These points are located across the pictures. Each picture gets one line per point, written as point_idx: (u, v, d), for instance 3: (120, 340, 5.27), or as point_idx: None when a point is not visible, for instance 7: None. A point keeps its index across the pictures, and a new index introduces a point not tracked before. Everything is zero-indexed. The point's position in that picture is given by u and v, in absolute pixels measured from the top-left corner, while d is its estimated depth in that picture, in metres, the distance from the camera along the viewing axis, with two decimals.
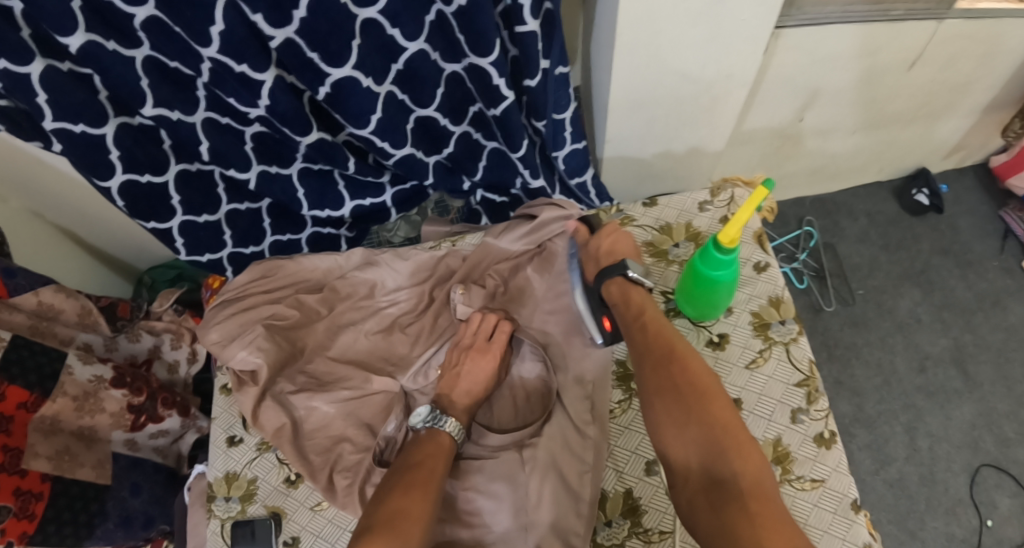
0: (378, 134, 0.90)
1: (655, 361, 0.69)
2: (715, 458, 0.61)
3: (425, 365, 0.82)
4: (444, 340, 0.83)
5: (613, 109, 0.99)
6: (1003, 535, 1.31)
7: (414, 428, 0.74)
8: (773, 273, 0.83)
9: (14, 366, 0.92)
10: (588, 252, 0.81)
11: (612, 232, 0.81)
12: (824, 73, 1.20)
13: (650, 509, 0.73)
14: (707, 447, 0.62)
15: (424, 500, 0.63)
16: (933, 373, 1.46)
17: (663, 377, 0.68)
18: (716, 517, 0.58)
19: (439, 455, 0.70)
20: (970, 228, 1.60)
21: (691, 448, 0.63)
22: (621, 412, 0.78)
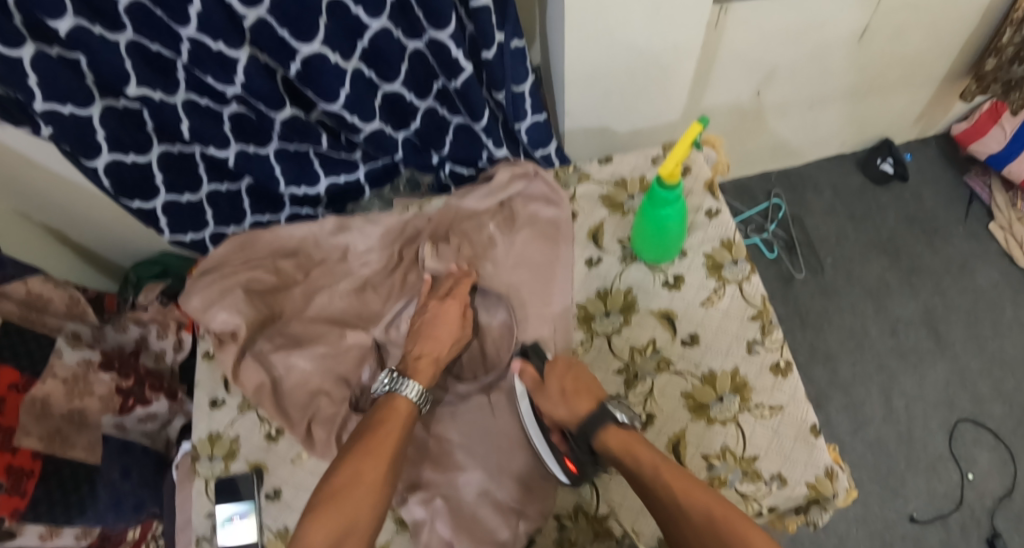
0: (348, 108, 0.93)
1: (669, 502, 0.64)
2: None
3: (397, 316, 0.87)
4: (412, 295, 0.87)
5: (569, 82, 1.04)
6: (983, 488, 1.34)
7: (376, 395, 0.75)
8: (724, 218, 0.88)
9: (8, 350, 0.96)
10: (549, 396, 0.75)
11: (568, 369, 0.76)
12: (775, 49, 1.21)
13: None
14: None
15: (377, 462, 0.66)
16: (905, 334, 1.48)
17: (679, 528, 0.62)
18: None
19: (395, 420, 0.71)
20: (933, 197, 1.61)
21: None
22: (584, 351, 0.82)
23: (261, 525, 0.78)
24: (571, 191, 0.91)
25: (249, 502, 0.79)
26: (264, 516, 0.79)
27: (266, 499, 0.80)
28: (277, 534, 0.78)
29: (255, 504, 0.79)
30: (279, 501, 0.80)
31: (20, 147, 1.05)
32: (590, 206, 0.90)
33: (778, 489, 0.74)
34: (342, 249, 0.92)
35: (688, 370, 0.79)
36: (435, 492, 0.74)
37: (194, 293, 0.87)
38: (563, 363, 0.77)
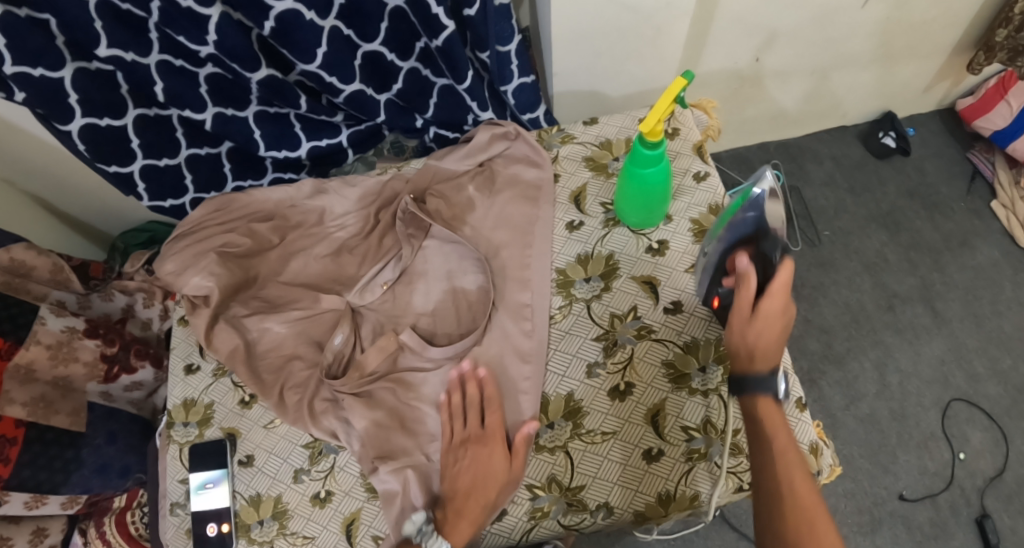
0: (326, 69, 0.90)
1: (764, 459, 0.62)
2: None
3: (372, 280, 0.84)
4: (389, 258, 0.85)
5: (556, 43, 1.00)
6: (975, 468, 1.32)
7: (408, 537, 0.68)
8: (712, 182, 0.85)
9: (4, 321, 0.96)
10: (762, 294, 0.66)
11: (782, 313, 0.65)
12: (773, 11, 1.17)
13: (591, 411, 0.74)
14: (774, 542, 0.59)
15: None
16: (901, 310, 1.45)
17: (774, 503, 0.59)
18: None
19: None
20: (936, 170, 1.57)
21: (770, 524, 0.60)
22: (562, 317, 0.79)
23: (232, 492, 0.77)
24: (554, 152, 0.89)
25: (223, 468, 0.78)
26: (236, 483, 0.78)
27: (238, 464, 0.79)
28: (250, 501, 0.77)
29: (228, 469, 0.78)
30: (252, 466, 0.78)
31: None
32: (573, 168, 0.87)
33: None
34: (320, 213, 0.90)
35: (670, 338, 0.77)
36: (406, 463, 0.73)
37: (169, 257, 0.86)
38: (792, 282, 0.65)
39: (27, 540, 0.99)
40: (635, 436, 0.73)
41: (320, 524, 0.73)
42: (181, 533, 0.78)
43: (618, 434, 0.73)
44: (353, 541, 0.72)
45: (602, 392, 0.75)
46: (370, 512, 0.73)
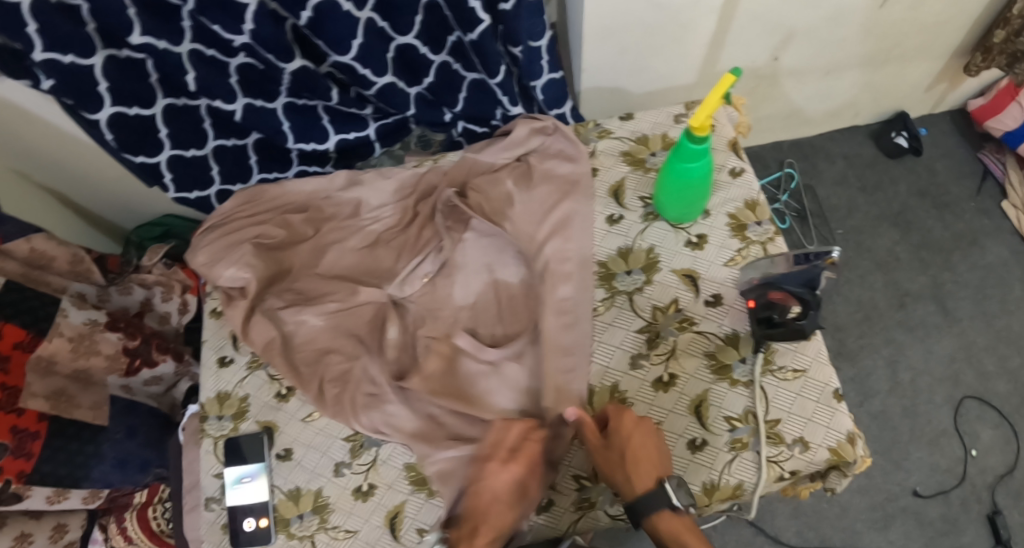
0: (359, 61, 0.89)
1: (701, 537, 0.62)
2: None
3: (412, 273, 0.84)
4: (428, 251, 0.84)
5: (586, 38, 1.00)
6: (986, 465, 1.34)
7: None
8: (748, 177, 0.86)
9: (17, 309, 0.93)
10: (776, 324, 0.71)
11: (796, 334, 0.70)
12: (795, 12, 1.17)
13: (636, 401, 0.75)
14: None
15: None
16: (913, 308, 1.47)
17: None
18: None
19: None
20: (946, 170, 1.59)
21: None
22: (604, 310, 0.80)
23: (270, 486, 0.76)
24: (591, 146, 0.89)
25: (261, 462, 0.77)
26: (274, 477, 0.77)
27: (276, 458, 0.78)
28: (288, 495, 0.76)
29: (266, 463, 0.78)
30: (290, 460, 0.78)
31: (14, 100, 1.00)
32: (611, 162, 0.88)
33: (801, 453, 0.72)
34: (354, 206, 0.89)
35: (711, 331, 0.77)
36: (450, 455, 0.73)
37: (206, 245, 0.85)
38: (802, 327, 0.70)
39: (46, 537, 0.98)
40: (680, 427, 0.73)
41: (363, 517, 0.73)
42: (217, 528, 0.77)
43: (662, 423, 0.73)
44: (397, 535, 0.71)
45: (647, 383, 0.76)
46: (415, 504, 0.73)
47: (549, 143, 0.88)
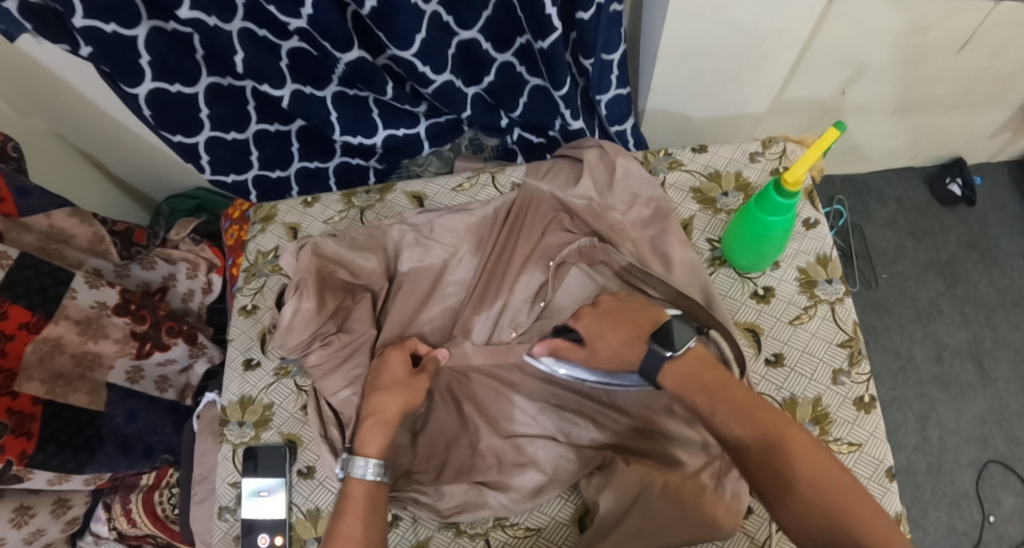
0: (420, 58, 0.83)
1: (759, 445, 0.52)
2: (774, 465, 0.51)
3: (498, 322, 0.77)
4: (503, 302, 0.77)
5: (659, 59, 0.94)
6: (1004, 533, 1.23)
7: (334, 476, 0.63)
8: (822, 231, 0.81)
9: (14, 287, 0.84)
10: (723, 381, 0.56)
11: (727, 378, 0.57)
12: (869, 48, 1.03)
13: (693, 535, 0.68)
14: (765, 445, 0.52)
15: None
16: (950, 364, 1.35)
17: (771, 464, 0.51)
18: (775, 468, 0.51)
19: (354, 510, 0.59)
20: (999, 224, 1.46)
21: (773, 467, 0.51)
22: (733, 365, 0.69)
23: (289, 503, 0.73)
24: (660, 178, 0.85)
25: (281, 477, 0.74)
26: (293, 494, 0.74)
27: (298, 475, 0.75)
28: (306, 515, 0.73)
29: (287, 479, 0.74)
30: (312, 479, 0.74)
31: (55, 71, 0.96)
32: (680, 198, 0.83)
33: None
34: (421, 226, 0.81)
35: (768, 392, 0.74)
36: (475, 480, 0.70)
37: (298, 298, 0.73)
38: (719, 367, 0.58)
39: (49, 511, 0.94)
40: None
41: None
42: (229, 539, 0.74)
43: None
44: None
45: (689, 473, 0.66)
46: (440, 541, 0.70)
47: (626, 170, 0.79)
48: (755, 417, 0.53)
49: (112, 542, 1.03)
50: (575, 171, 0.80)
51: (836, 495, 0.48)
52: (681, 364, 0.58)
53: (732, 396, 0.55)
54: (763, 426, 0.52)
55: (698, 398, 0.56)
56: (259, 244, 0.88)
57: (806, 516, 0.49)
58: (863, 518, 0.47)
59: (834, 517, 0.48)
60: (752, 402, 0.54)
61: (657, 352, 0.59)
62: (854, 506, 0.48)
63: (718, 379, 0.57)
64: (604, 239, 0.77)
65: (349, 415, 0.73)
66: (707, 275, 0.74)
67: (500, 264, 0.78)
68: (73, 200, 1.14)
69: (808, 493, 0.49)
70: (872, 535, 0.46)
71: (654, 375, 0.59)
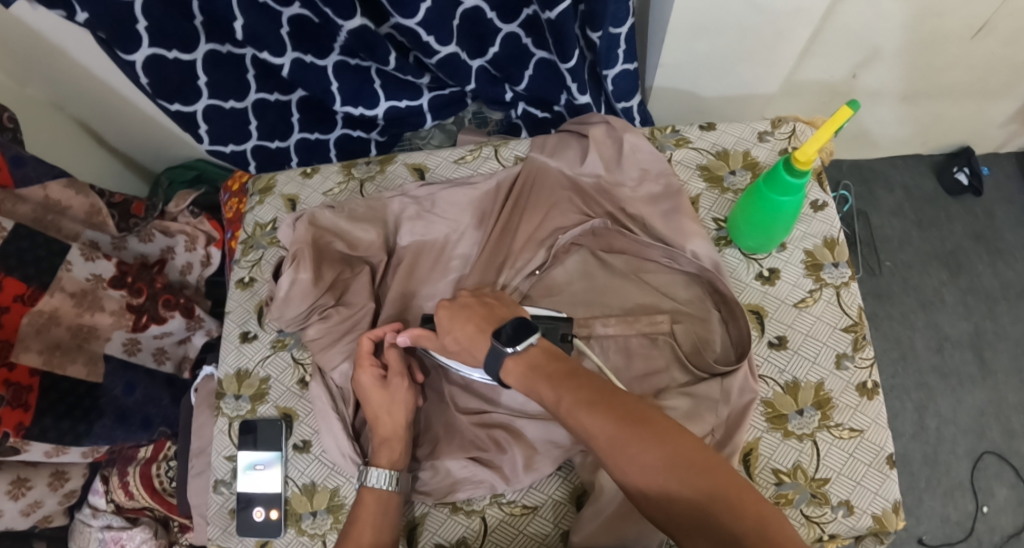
0: (425, 27, 0.81)
1: (605, 437, 0.50)
2: (626, 451, 0.49)
3: None
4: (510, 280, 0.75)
5: (669, 35, 0.91)
6: (996, 525, 1.23)
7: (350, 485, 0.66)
8: (830, 213, 0.79)
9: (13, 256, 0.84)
10: (558, 367, 0.57)
11: (559, 362, 0.58)
12: (885, 30, 1.00)
13: None
14: (610, 434, 0.50)
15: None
16: (950, 355, 1.34)
17: (616, 456, 0.49)
18: (623, 457, 0.49)
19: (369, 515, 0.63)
20: (1007, 217, 1.44)
21: (624, 456, 0.49)
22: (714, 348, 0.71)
23: (285, 478, 0.73)
24: (668, 154, 0.83)
25: (277, 451, 0.73)
26: (290, 468, 0.73)
27: (294, 449, 0.74)
28: (302, 489, 0.72)
29: (284, 454, 0.74)
30: (307, 453, 0.74)
31: (44, 35, 0.92)
32: (687, 175, 0.82)
33: (845, 518, 0.67)
34: (423, 199, 0.80)
35: (771, 375, 0.73)
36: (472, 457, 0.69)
37: (295, 269, 0.73)
38: (557, 356, 0.59)
39: (46, 484, 0.93)
40: None
41: None
42: (224, 512, 0.74)
43: None
44: (415, 547, 0.69)
45: None
46: (436, 518, 0.70)
47: (634, 146, 0.78)
48: (598, 401, 0.52)
49: (109, 514, 1.02)
50: (582, 147, 0.79)
51: (693, 471, 0.47)
52: (524, 360, 0.59)
53: (575, 386, 0.54)
54: (602, 417, 0.51)
55: (545, 391, 0.56)
56: (257, 216, 0.87)
57: (667, 500, 0.47)
58: (727, 496, 0.46)
59: (695, 497, 0.46)
60: (593, 390, 0.53)
61: (496, 349, 0.60)
62: (717, 480, 0.46)
63: (564, 368, 0.57)
64: (617, 220, 0.76)
65: (349, 389, 0.72)
66: (715, 252, 0.72)
67: (505, 239, 0.77)
68: (71, 171, 1.13)
69: (667, 482, 0.47)
70: (741, 514, 0.44)
71: (502, 374, 0.61)
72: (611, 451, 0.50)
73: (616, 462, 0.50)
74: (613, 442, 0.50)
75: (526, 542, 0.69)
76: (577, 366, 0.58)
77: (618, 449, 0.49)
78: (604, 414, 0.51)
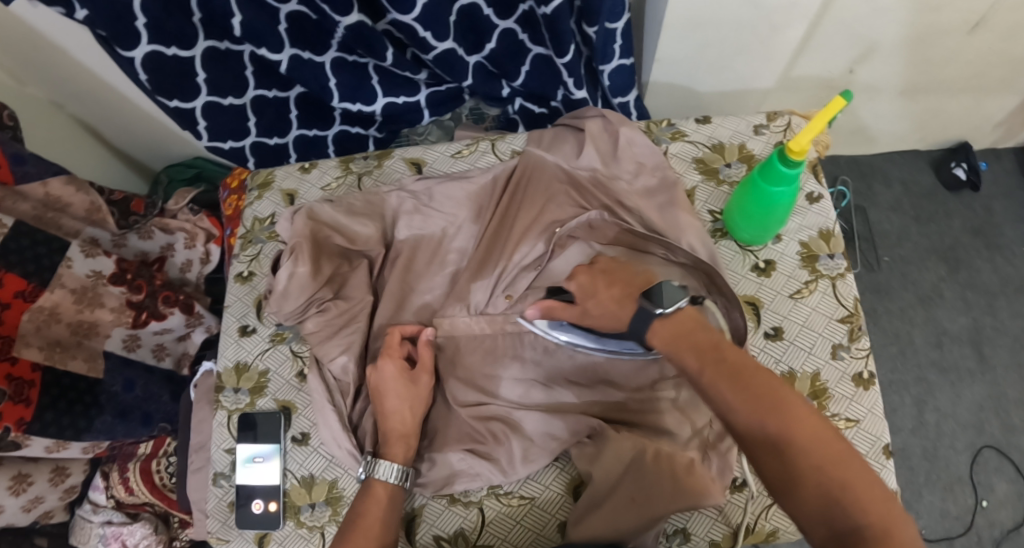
0: (422, 23, 0.81)
1: (745, 409, 0.49)
2: (760, 427, 0.48)
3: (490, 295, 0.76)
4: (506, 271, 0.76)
5: (665, 30, 0.92)
6: (995, 519, 1.23)
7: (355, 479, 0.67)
8: (826, 205, 0.80)
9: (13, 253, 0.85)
10: (706, 338, 0.55)
11: (707, 334, 0.56)
12: (881, 24, 1.00)
13: (695, 516, 0.68)
14: (748, 407, 0.48)
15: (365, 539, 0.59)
16: (949, 350, 1.35)
17: (750, 431, 0.48)
18: (759, 433, 0.47)
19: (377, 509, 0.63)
20: (1004, 212, 1.44)
21: (759, 433, 0.47)
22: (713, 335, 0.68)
23: (284, 470, 0.73)
24: (663, 148, 0.84)
25: (276, 444, 0.74)
26: (288, 461, 0.74)
27: (292, 441, 0.74)
28: (301, 481, 0.73)
29: (282, 447, 0.74)
30: (306, 446, 0.74)
31: (43, 33, 0.93)
32: (683, 167, 0.82)
33: None
34: (420, 193, 0.80)
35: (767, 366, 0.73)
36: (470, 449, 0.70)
37: (293, 263, 0.73)
38: (702, 328, 0.57)
39: (46, 480, 0.94)
40: (705, 529, 0.67)
41: None
42: (223, 505, 0.74)
43: (687, 529, 0.67)
44: (412, 538, 0.70)
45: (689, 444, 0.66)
46: (433, 510, 0.70)
47: (630, 140, 0.79)
48: (745, 376, 0.50)
49: (109, 510, 1.03)
50: (578, 141, 0.80)
51: (829, 463, 0.45)
52: (671, 324, 0.58)
53: (723, 358, 0.52)
54: (746, 391, 0.49)
55: (688, 358, 0.54)
56: (255, 211, 0.87)
57: (796, 487, 0.45)
58: (858, 495, 0.44)
59: (829, 490, 0.44)
60: (742, 365, 0.51)
61: (645, 311, 0.60)
62: (851, 475, 0.44)
63: (710, 340, 0.55)
64: (613, 212, 0.76)
65: (348, 382, 0.73)
66: (709, 244, 0.72)
67: (501, 231, 0.77)
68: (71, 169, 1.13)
69: (799, 466, 0.45)
70: (869, 515, 0.42)
71: (645, 337, 0.59)
72: (748, 425, 0.48)
73: (751, 439, 0.48)
74: (748, 416, 0.48)
75: (523, 533, 0.69)
76: (725, 340, 0.55)
77: (753, 425, 0.48)
78: (750, 388, 0.49)
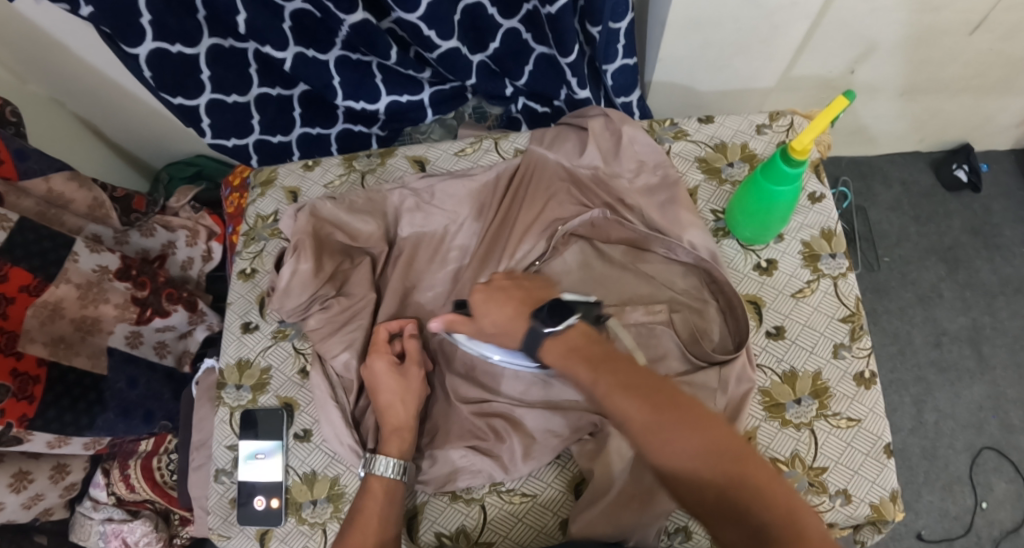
0: (425, 21, 0.81)
1: (644, 421, 0.49)
2: (663, 438, 0.48)
3: None
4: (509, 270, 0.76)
5: (669, 29, 0.92)
6: (994, 519, 1.23)
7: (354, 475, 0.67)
8: (827, 204, 0.80)
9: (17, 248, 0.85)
10: (598, 349, 0.56)
11: (602, 345, 0.56)
12: (883, 25, 1.00)
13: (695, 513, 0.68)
14: (648, 419, 0.49)
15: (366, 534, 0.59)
16: (948, 350, 1.35)
17: (650, 443, 0.48)
18: (660, 446, 0.48)
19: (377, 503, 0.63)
20: (1003, 212, 1.44)
21: (661, 445, 0.48)
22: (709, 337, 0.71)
23: (286, 467, 0.73)
24: (666, 147, 0.84)
25: (278, 441, 0.74)
26: (290, 457, 0.74)
27: (294, 438, 0.74)
28: (303, 478, 0.73)
29: (284, 443, 0.74)
30: (308, 442, 0.74)
31: (48, 30, 0.93)
32: (685, 167, 0.83)
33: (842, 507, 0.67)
34: (422, 191, 0.80)
35: (769, 365, 0.73)
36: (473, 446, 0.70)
37: (296, 259, 0.74)
38: (597, 340, 0.57)
39: (48, 476, 0.94)
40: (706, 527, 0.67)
41: None
42: (225, 502, 0.74)
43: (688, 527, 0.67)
44: (414, 535, 0.70)
45: None
46: (435, 507, 0.70)
47: (632, 138, 0.79)
48: (638, 385, 0.51)
49: (110, 507, 1.03)
50: (581, 139, 0.80)
51: (728, 462, 0.46)
52: (561, 341, 0.57)
53: (615, 370, 0.53)
54: (640, 402, 0.50)
55: (582, 372, 0.54)
56: (258, 208, 0.87)
57: (703, 490, 0.46)
58: (758, 489, 0.45)
59: (729, 492, 0.45)
60: (632, 374, 0.52)
61: (534, 329, 0.59)
62: (750, 471, 0.46)
63: (600, 352, 0.55)
64: (615, 210, 0.76)
65: (349, 378, 0.73)
66: (712, 242, 0.73)
67: (504, 229, 0.78)
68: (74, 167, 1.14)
69: (702, 472, 0.46)
70: (773, 511, 0.44)
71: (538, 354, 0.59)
72: (648, 438, 0.48)
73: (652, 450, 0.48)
74: (648, 428, 0.48)
75: (525, 531, 0.69)
76: (615, 350, 0.56)
77: (655, 438, 0.48)
78: (643, 400, 0.50)
